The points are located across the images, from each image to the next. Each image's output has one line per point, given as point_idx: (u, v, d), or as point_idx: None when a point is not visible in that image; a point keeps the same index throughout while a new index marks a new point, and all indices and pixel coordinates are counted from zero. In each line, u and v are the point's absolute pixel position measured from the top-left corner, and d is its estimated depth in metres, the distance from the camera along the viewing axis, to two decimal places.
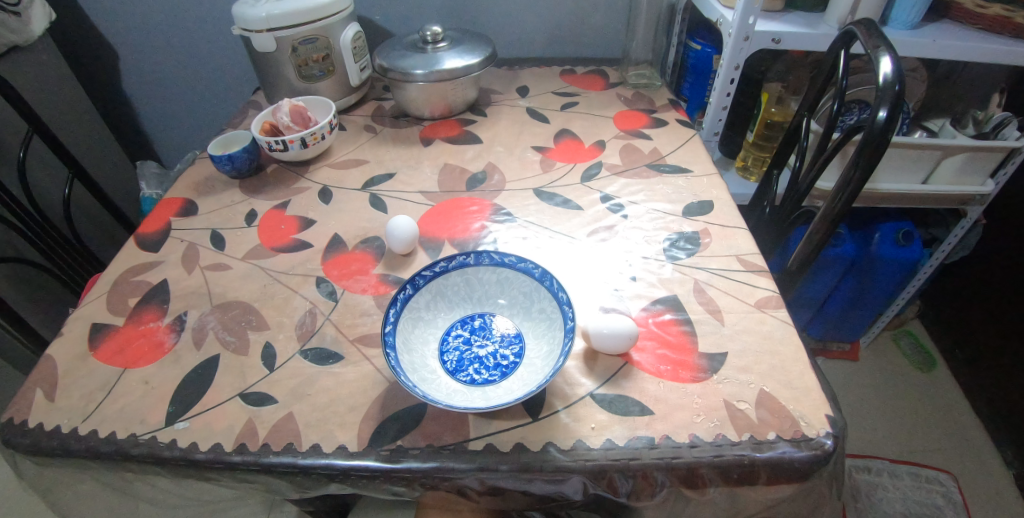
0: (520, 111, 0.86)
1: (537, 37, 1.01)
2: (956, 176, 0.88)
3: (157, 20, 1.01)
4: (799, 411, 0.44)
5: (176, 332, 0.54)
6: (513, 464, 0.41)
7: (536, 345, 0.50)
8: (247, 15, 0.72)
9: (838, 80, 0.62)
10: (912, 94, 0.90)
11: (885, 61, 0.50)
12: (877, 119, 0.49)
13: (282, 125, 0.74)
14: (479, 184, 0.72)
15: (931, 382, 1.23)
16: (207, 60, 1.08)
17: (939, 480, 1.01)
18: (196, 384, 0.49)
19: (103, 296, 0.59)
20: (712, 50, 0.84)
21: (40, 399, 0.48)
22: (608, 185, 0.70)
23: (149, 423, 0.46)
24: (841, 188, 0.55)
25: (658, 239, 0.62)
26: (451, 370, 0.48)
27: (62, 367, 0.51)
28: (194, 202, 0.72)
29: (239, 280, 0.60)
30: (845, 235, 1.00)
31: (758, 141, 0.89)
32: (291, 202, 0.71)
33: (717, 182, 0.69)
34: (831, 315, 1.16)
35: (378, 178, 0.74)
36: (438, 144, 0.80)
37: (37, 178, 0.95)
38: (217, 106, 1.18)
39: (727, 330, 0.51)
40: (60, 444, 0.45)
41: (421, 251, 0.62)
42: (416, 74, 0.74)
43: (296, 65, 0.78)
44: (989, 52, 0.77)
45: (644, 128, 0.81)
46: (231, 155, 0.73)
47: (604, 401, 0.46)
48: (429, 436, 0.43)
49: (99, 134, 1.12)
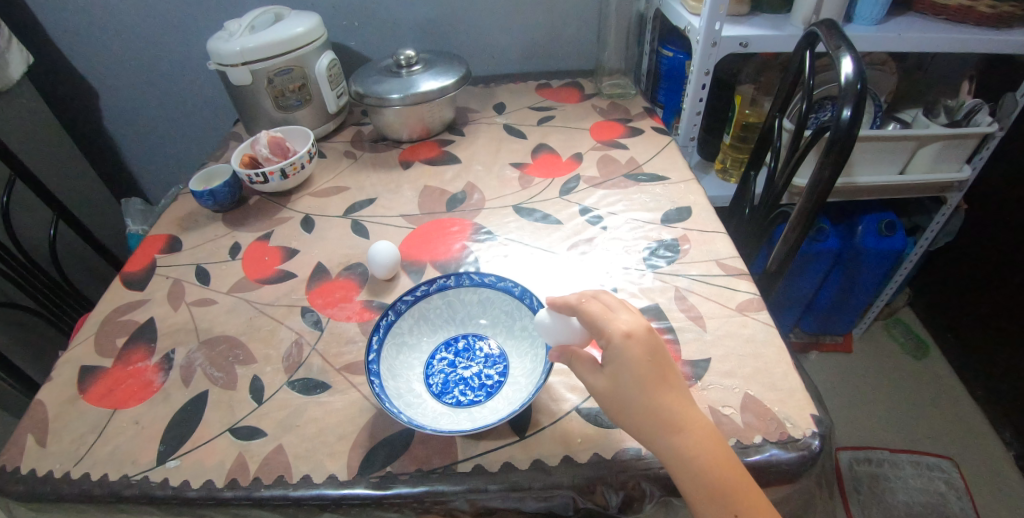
0: (498, 128, 0.87)
1: (512, 53, 1.03)
2: (932, 164, 0.89)
3: (136, 58, 1.02)
4: (784, 413, 0.44)
5: (165, 371, 0.55)
6: (502, 484, 0.42)
7: (519, 363, 0.50)
8: (222, 50, 0.73)
9: (805, 80, 0.63)
10: (884, 87, 0.92)
11: (846, 62, 0.51)
12: (842, 118, 0.50)
13: (261, 156, 0.75)
14: (459, 204, 0.73)
15: (926, 368, 1.24)
16: (187, 95, 1.09)
17: (939, 467, 1.02)
18: (186, 421, 0.49)
19: (91, 337, 0.59)
20: (684, 57, 0.85)
21: (31, 445, 0.48)
22: (587, 197, 0.71)
23: (140, 464, 0.46)
24: (813, 187, 0.56)
25: (638, 248, 0.63)
26: (436, 393, 0.49)
27: (51, 413, 0.51)
28: (179, 238, 0.73)
29: (226, 314, 0.60)
30: (829, 229, 1.01)
31: (735, 143, 0.90)
32: (274, 233, 0.72)
33: (694, 187, 0.70)
34: (821, 309, 1.18)
35: (359, 203, 0.75)
36: (418, 166, 0.81)
37: (22, 221, 0.95)
38: (200, 139, 1.18)
39: (709, 336, 0.52)
40: (51, 490, 0.45)
41: (404, 275, 0.63)
42: (392, 98, 0.75)
43: (273, 97, 0.79)
44: (953, 42, 0.78)
45: (621, 138, 0.82)
46: (212, 190, 0.73)
47: (589, 415, 0.46)
48: (418, 461, 0.44)
49: (82, 172, 1.12)
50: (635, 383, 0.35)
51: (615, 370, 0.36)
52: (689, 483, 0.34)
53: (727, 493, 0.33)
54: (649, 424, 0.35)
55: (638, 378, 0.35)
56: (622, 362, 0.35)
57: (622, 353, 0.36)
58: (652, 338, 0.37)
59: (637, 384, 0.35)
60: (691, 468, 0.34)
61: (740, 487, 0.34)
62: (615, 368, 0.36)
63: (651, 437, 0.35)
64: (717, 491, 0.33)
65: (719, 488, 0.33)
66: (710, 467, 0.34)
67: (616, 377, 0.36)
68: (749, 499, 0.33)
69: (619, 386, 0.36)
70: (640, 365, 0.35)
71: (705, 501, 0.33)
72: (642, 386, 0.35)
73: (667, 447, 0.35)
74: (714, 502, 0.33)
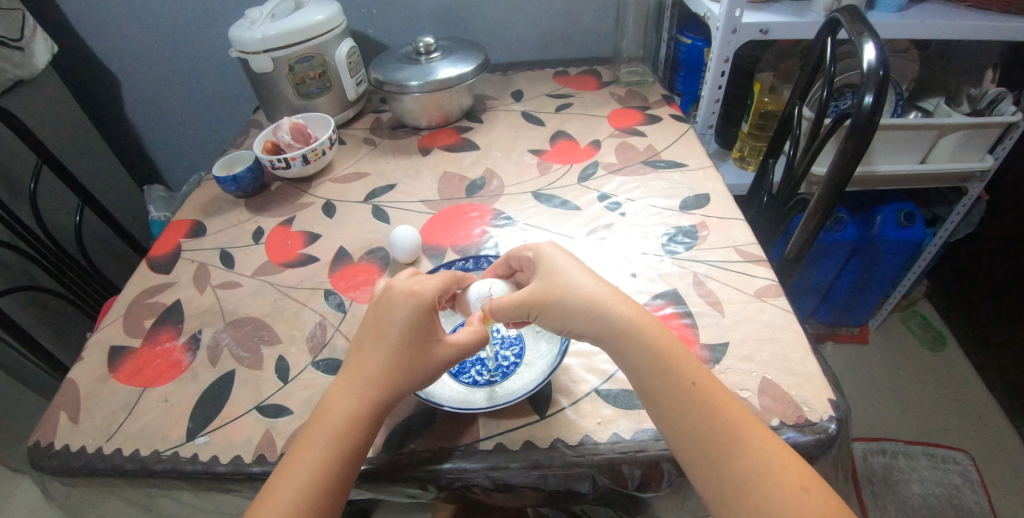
0: (515, 115, 0.88)
1: (529, 41, 1.03)
2: (954, 154, 0.88)
3: (157, 47, 1.04)
4: (801, 397, 0.44)
5: (191, 351, 0.56)
6: (523, 462, 0.43)
7: (536, 346, 0.51)
8: (244, 38, 0.74)
9: (826, 67, 0.62)
10: (905, 75, 0.90)
11: (869, 48, 0.50)
12: (864, 105, 0.50)
13: (283, 143, 0.76)
14: (478, 190, 0.73)
15: (943, 361, 1.23)
16: (207, 83, 1.11)
17: (954, 460, 1.00)
18: (214, 399, 0.51)
19: (119, 319, 0.61)
20: (703, 44, 0.84)
21: (65, 421, 0.50)
22: (605, 184, 0.71)
23: (171, 439, 0.48)
24: (832, 173, 0.55)
25: (656, 234, 0.63)
26: (454, 372, 0.50)
27: (84, 391, 0.53)
28: (202, 223, 0.74)
29: (250, 296, 0.62)
30: (847, 219, 1.00)
31: (753, 131, 0.89)
32: (296, 218, 0.73)
33: (712, 174, 0.70)
34: (838, 300, 1.17)
35: (379, 189, 0.76)
36: (437, 153, 0.81)
37: (48, 206, 0.97)
38: (219, 127, 1.20)
39: (727, 321, 0.52)
40: (86, 463, 0.46)
41: (424, 259, 0.63)
42: (411, 85, 0.76)
43: (294, 84, 0.80)
44: (978, 29, 0.77)
45: (638, 125, 0.82)
46: (235, 175, 0.74)
47: (609, 397, 0.47)
48: (440, 438, 0.45)
49: (105, 160, 1.14)
50: (569, 270, 0.46)
51: (541, 271, 0.47)
52: (641, 359, 0.40)
53: (680, 364, 0.39)
54: (591, 311, 0.43)
55: (569, 267, 0.46)
56: (553, 258, 0.47)
57: (548, 252, 0.48)
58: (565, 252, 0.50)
59: (569, 274, 0.46)
60: (646, 342, 0.41)
61: (690, 363, 0.40)
62: (547, 268, 0.47)
63: (605, 312, 0.43)
64: (674, 362, 0.40)
65: (670, 361, 0.40)
66: (658, 342, 0.41)
67: (551, 271, 0.46)
68: (698, 371, 0.39)
69: (562, 275, 0.46)
70: (563, 258, 0.47)
71: (659, 363, 0.40)
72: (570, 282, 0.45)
73: (614, 329, 0.42)
74: (667, 374, 0.39)
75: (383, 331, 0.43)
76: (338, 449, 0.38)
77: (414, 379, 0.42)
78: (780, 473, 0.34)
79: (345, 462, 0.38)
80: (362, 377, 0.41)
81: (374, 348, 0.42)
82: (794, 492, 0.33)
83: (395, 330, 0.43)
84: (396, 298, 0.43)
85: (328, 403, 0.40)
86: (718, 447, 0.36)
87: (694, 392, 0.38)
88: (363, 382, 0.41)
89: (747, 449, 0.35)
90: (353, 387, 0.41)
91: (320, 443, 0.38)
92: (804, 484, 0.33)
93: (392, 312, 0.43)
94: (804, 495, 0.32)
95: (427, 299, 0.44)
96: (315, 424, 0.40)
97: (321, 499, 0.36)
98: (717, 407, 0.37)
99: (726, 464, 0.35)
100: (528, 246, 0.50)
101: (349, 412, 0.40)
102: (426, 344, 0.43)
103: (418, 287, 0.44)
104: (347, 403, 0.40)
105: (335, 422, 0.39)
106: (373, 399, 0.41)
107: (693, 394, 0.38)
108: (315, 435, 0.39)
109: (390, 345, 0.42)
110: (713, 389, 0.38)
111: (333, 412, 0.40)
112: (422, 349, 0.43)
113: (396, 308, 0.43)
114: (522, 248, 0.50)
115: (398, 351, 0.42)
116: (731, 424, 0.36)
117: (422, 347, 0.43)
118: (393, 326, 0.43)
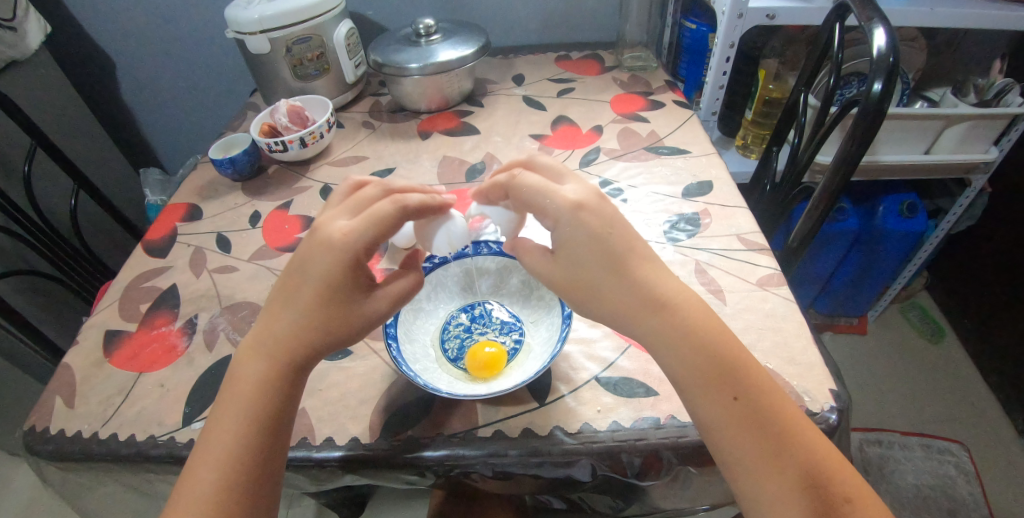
0: (516, 99, 0.86)
1: (531, 24, 1.01)
2: (958, 145, 0.87)
3: (151, 28, 1.02)
4: (802, 386, 0.44)
5: (188, 335, 0.55)
6: (522, 449, 0.42)
7: (535, 331, 0.51)
8: (240, 17, 0.72)
9: (833, 54, 0.61)
10: (912, 64, 0.89)
11: (879, 33, 0.49)
12: (872, 92, 0.49)
13: (280, 125, 0.74)
14: (478, 175, 0.72)
15: (941, 353, 1.23)
16: (204, 65, 1.09)
17: (951, 451, 1.01)
18: (211, 384, 0.50)
19: (115, 303, 0.60)
20: (707, 29, 0.83)
21: (60, 406, 0.50)
22: (607, 170, 0.70)
23: (166, 425, 0.47)
24: (839, 162, 0.54)
25: (658, 221, 0.62)
26: (451, 358, 0.50)
27: (78, 376, 0.52)
28: (198, 207, 0.73)
29: (247, 281, 0.61)
30: (849, 209, 0.99)
31: (757, 118, 0.88)
32: (293, 203, 0.72)
33: (716, 161, 0.69)
34: (837, 290, 1.17)
35: (378, 173, 0.75)
36: (436, 137, 0.80)
37: (43, 190, 0.96)
38: (216, 110, 1.18)
39: (729, 309, 0.51)
40: (81, 448, 0.46)
41: None
42: (411, 68, 0.74)
43: (291, 65, 0.79)
44: (989, 17, 0.75)
45: (641, 111, 0.81)
46: (231, 158, 0.73)
47: (609, 385, 0.46)
48: (439, 426, 0.44)
49: (100, 143, 1.12)
50: (600, 258, 0.36)
51: (571, 247, 0.37)
52: (689, 370, 0.35)
53: (728, 371, 0.34)
54: (639, 312, 0.36)
55: (600, 253, 0.36)
56: (579, 238, 0.36)
57: (573, 227, 0.36)
58: (600, 205, 0.37)
59: (594, 265, 0.36)
60: (692, 351, 0.35)
61: (735, 368, 0.35)
62: (571, 249, 0.37)
63: (642, 320, 0.36)
64: (721, 370, 0.34)
65: (721, 369, 0.34)
66: (706, 347, 0.35)
67: (576, 256, 0.37)
68: (742, 375, 0.34)
69: (586, 269, 0.36)
70: (594, 233, 0.36)
71: (708, 378, 0.34)
72: (614, 268, 0.36)
73: (661, 336, 0.35)
74: (713, 385, 0.34)
75: (297, 284, 0.37)
76: (257, 417, 0.36)
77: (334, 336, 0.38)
78: (826, 485, 0.32)
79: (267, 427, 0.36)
80: (274, 338, 0.37)
81: (288, 303, 0.38)
82: (838, 503, 0.31)
83: (307, 283, 0.37)
84: (314, 245, 0.37)
85: (241, 366, 0.38)
86: (763, 461, 0.32)
87: (737, 407, 0.33)
88: (276, 342, 0.37)
89: (797, 460, 0.32)
90: (266, 346, 0.37)
91: (236, 411, 0.36)
92: (848, 495, 0.32)
93: (307, 263, 0.37)
94: (847, 508, 0.31)
95: (345, 246, 0.36)
96: (232, 388, 0.37)
97: (235, 467, 0.35)
98: (766, 418, 0.33)
99: (770, 479, 0.32)
100: (544, 215, 0.38)
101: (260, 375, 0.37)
102: (345, 299, 0.38)
103: (335, 229, 0.37)
104: (262, 365, 0.37)
105: (252, 388, 0.37)
106: (288, 358, 0.37)
107: (735, 409, 0.33)
108: (231, 399, 0.37)
109: (303, 303, 0.37)
110: (757, 396, 0.34)
111: (245, 375, 0.37)
112: (341, 302, 0.37)
113: (309, 258, 0.37)
114: (539, 209, 0.38)
115: (312, 309, 0.37)
116: (783, 434, 0.33)
117: (338, 299, 0.37)
118: (307, 280, 0.37)
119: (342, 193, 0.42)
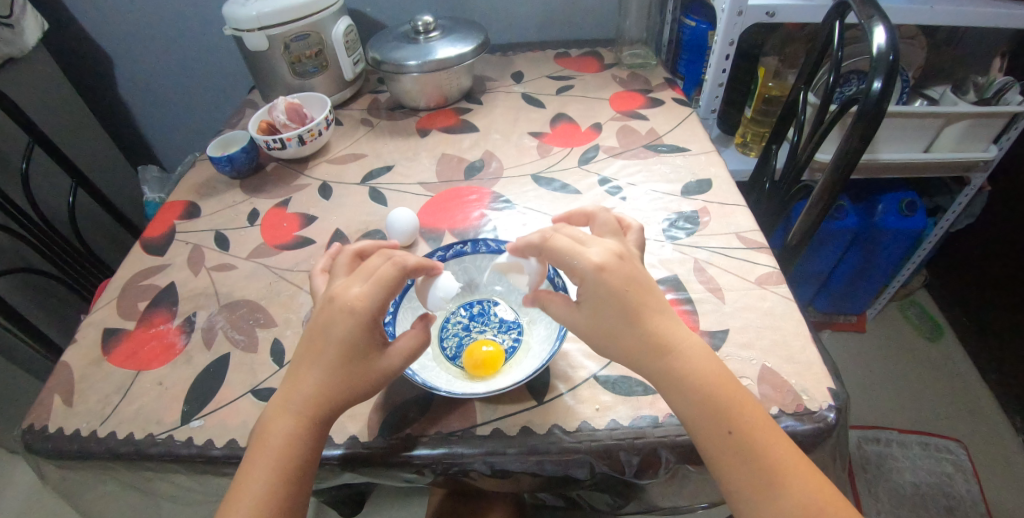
0: (516, 97, 0.86)
1: (529, 21, 1.01)
2: (958, 143, 0.86)
3: (149, 25, 1.02)
4: (801, 385, 0.44)
5: (186, 333, 0.55)
6: (521, 448, 0.42)
7: (535, 330, 0.51)
8: (238, 14, 0.72)
9: (833, 51, 0.61)
10: (912, 62, 0.89)
11: (879, 31, 0.49)
12: (872, 90, 0.49)
13: (279, 123, 0.74)
14: (477, 172, 0.72)
15: (940, 351, 1.23)
16: (202, 62, 1.09)
17: (949, 449, 1.01)
18: (209, 382, 0.50)
19: (113, 301, 0.60)
20: (706, 27, 0.82)
21: (58, 405, 0.49)
22: (606, 167, 0.70)
23: (165, 423, 0.47)
24: (839, 162, 0.54)
25: (657, 219, 0.62)
26: (450, 356, 0.50)
27: (77, 374, 0.52)
28: (196, 204, 0.73)
29: (245, 279, 0.61)
30: (848, 207, 0.99)
31: (756, 116, 0.88)
32: (292, 200, 0.72)
33: (715, 159, 0.69)
34: (836, 289, 1.17)
35: (377, 171, 0.75)
36: (435, 135, 0.80)
37: (41, 188, 0.96)
38: (214, 107, 1.18)
39: (727, 308, 0.51)
40: (80, 447, 0.46)
41: (422, 242, 0.63)
42: (409, 65, 0.74)
43: (289, 62, 0.79)
44: (991, 16, 0.75)
45: (640, 108, 0.80)
46: (230, 155, 0.73)
47: (607, 383, 0.46)
48: (438, 424, 0.44)
49: (98, 140, 1.12)
50: (618, 310, 0.36)
51: (595, 301, 0.36)
52: (690, 410, 0.35)
53: (724, 406, 0.35)
54: (647, 357, 0.36)
55: (619, 306, 0.36)
56: (601, 296, 0.35)
57: (596, 287, 0.36)
58: (624, 266, 0.37)
59: (610, 317, 0.36)
60: (692, 388, 0.35)
61: (733, 403, 0.35)
62: (593, 303, 0.36)
63: (645, 361, 0.36)
64: (717, 406, 0.35)
65: (717, 407, 0.35)
66: (706, 386, 0.35)
67: (597, 311, 0.36)
68: (739, 412, 0.35)
69: (603, 321, 0.36)
70: (619, 291, 0.35)
71: (707, 417, 0.35)
72: (632, 313, 0.36)
73: (665, 378, 0.36)
74: (706, 419, 0.35)
75: (321, 347, 0.38)
76: (278, 479, 0.36)
77: (358, 394, 0.39)
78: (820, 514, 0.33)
79: (290, 487, 0.36)
80: (300, 399, 0.38)
81: (310, 364, 0.38)
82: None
83: (330, 345, 0.38)
84: (336, 309, 0.38)
85: (265, 426, 0.38)
86: (755, 489, 0.33)
87: (730, 441, 0.34)
88: (298, 399, 0.38)
89: (789, 491, 0.33)
90: (289, 405, 0.38)
91: (262, 472, 0.36)
92: None
93: (328, 326, 0.38)
94: None
95: (363, 310, 0.37)
96: (257, 448, 0.37)
97: None
98: (760, 450, 0.34)
99: (760, 508, 0.33)
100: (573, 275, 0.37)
101: (287, 435, 0.37)
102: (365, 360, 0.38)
103: (352, 294, 0.38)
104: (288, 426, 0.37)
105: (279, 447, 0.37)
106: (312, 417, 0.38)
107: (733, 443, 0.34)
108: (255, 460, 0.37)
109: (328, 363, 0.38)
110: (751, 432, 0.35)
111: (270, 434, 0.37)
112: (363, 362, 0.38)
113: (331, 321, 0.38)
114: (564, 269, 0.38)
115: (336, 371, 0.38)
116: (776, 468, 0.34)
117: (360, 361, 0.38)
118: (329, 341, 0.38)
119: (344, 261, 0.42)
